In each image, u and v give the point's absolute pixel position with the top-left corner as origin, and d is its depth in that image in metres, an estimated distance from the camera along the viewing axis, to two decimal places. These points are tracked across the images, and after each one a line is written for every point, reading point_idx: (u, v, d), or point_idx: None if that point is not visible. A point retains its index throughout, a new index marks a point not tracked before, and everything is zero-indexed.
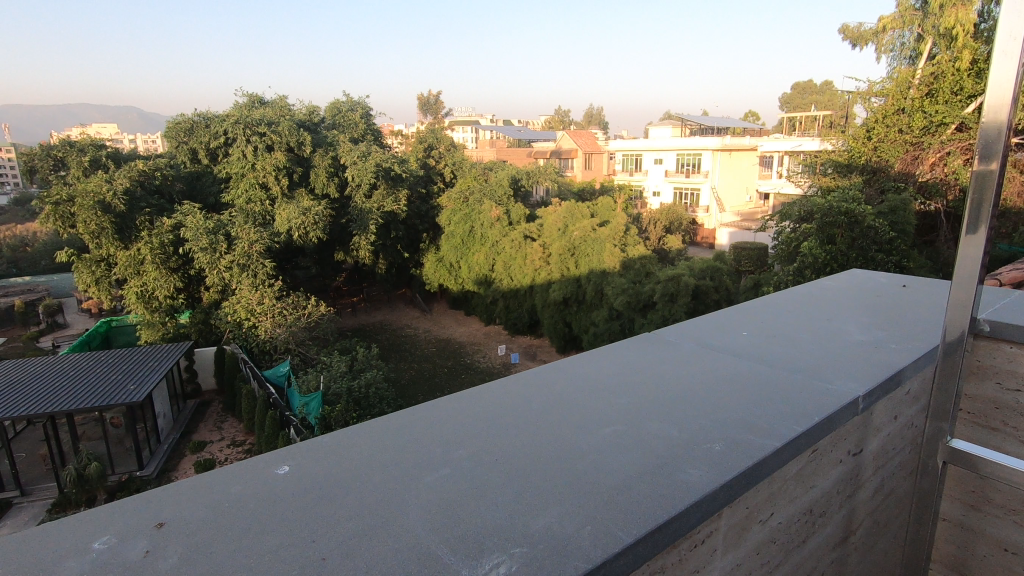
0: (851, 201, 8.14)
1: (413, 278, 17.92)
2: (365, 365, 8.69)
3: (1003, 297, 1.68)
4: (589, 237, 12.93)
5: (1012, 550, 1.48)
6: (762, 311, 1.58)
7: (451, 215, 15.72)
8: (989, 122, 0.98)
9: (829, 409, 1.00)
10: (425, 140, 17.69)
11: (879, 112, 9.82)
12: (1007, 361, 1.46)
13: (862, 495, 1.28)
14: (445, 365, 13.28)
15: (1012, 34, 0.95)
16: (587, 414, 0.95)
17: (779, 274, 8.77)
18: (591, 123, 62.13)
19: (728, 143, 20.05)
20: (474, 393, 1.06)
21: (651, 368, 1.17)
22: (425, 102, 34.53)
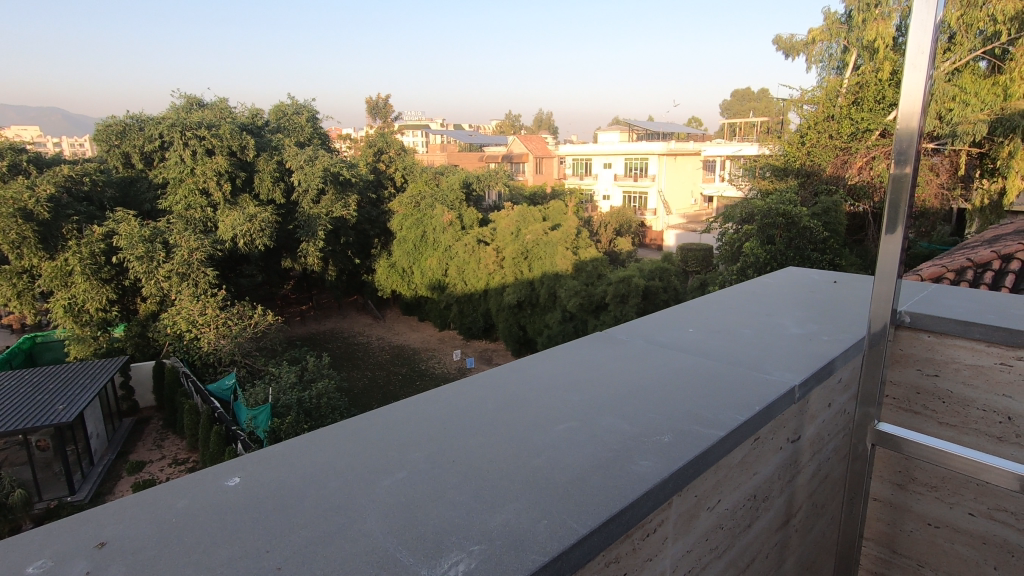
0: (788, 204, 8.60)
1: (364, 285, 17.60)
2: (315, 374, 8.49)
3: (920, 290, 1.83)
4: (541, 240, 13.14)
5: (934, 523, 1.61)
6: (706, 309, 1.65)
7: (402, 220, 15.58)
8: (901, 128, 1.07)
9: (767, 398, 1.06)
10: (374, 144, 17.44)
11: (811, 119, 10.43)
12: (924, 348, 1.58)
13: (801, 479, 1.36)
14: (399, 372, 13.12)
15: (919, 48, 1.04)
16: (542, 411, 0.98)
17: (724, 274, 9.12)
18: (541, 128, 62.93)
19: (673, 148, 20.85)
20: (429, 396, 1.06)
21: (602, 365, 1.20)
22: (373, 105, 33.94)
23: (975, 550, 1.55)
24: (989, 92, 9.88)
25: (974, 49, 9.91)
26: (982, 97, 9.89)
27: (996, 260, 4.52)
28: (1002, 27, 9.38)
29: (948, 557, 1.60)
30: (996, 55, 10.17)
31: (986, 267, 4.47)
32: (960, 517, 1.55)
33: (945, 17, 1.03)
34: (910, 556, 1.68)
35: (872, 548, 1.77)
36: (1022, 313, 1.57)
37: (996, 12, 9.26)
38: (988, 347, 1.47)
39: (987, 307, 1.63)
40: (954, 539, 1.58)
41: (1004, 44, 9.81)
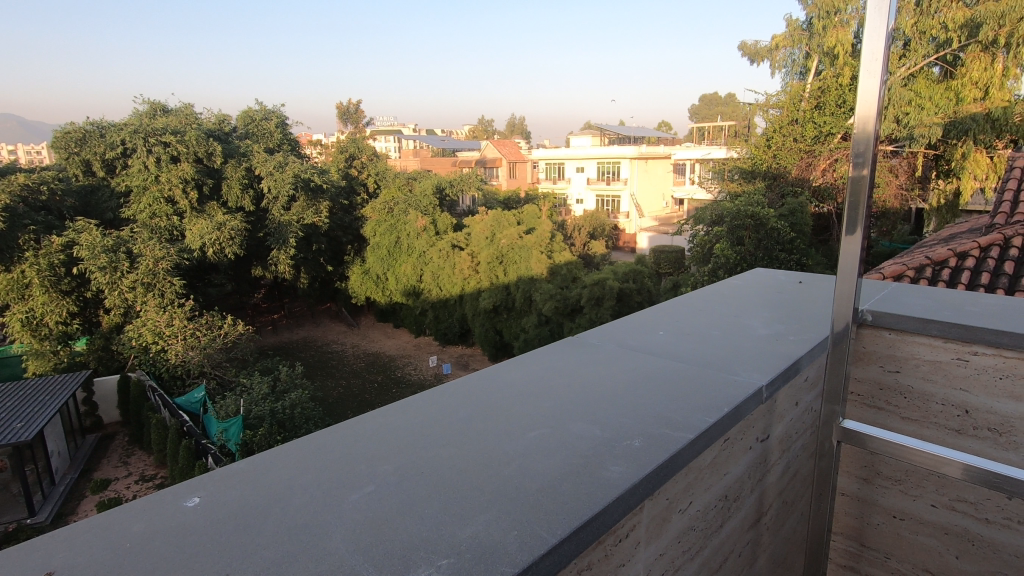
0: (756, 205, 8.81)
1: (338, 292, 17.37)
2: (288, 385, 8.34)
3: (881, 288, 1.88)
4: (515, 244, 13.16)
5: (899, 516, 1.65)
6: (677, 311, 1.68)
7: (375, 226, 15.43)
8: (859, 131, 1.10)
9: (735, 399, 1.07)
10: (346, 149, 17.25)
11: (775, 123, 10.71)
12: (886, 345, 1.63)
13: (772, 478, 1.38)
14: (375, 380, 12.97)
15: (873, 55, 1.07)
16: (513, 418, 0.97)
17: (696, 275, 9.29)
18: (514, 133, 63.16)
19: (644, 151, 21.17)
20: (400, 406, 1.05)
21: (574, 370, 1.20)
22: (345, 110, 33.51)
23: (938, 540, 1.60)
24: (943, 96, 10.31)
25: (928, 54, 10.46)
26: (936, 101, 10.32)
27: (953, 257, 4.67)
28: (953, 35, 9.93)
29: (913, 548, 1.65)
30: (949, 61, 10.57)
31: (944, 265, 4.62)
32: (923, 509, 1.60)
33: (896, 24, 1.06)
34: (877, 549, 1.72)
35: (841, 542, 1.81)
36: (976, 309, 1.63)
37: (946, 21, 9.82)
38: (946, 343, 1.52)
39: (945, 304, 1.68)
40: (918, 531, 1.62)
41: (956, 51, 10.29)
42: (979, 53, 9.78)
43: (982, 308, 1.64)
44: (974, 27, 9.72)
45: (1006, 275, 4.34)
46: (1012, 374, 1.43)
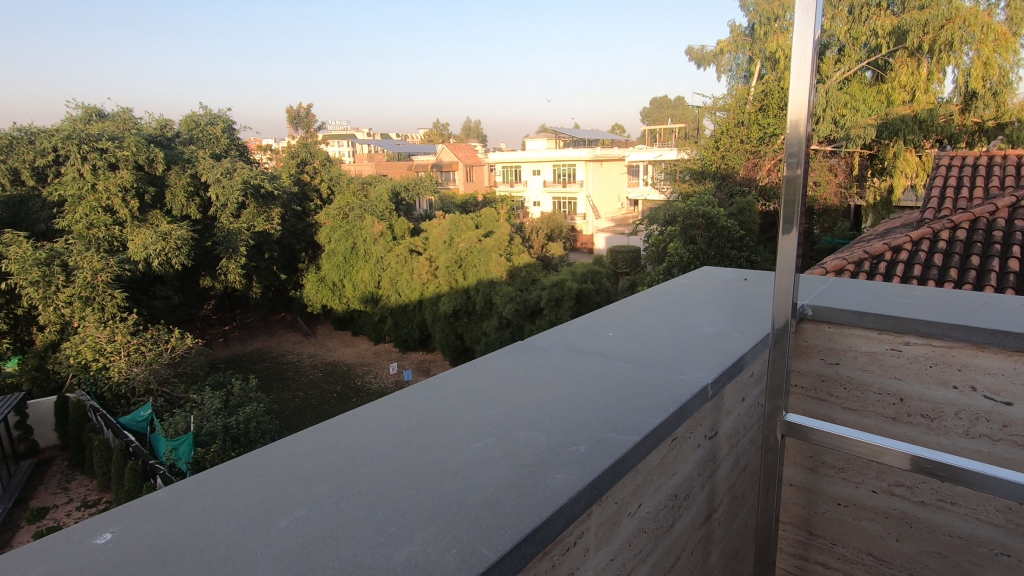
0: (707, 205, 9.08)
1: (292, 301, 16.90)
2: (242, 399, 8.08)
3: (819, 283, 1.95)
4: (474, 248, 13.09)
5: (844, 503, 1.71)
6: (625, 311, 1.69)
7: (330, 232, 15.09)
8: (791, 133, 1.12)
9: (681, 399, 1.08)
10: (297, 155, 16.57)
11: (722, 125, 11.07)
12: (826, 339, 1.68)
13: (721, 473, 1.40)
14: (334, 390, 12.68)
15: (802, 59, 1.09)
16: (457, 430, 0.94)
17: (652, 274, 9.50)
18: (469, 137, 63.05)
19: (598, 154, 21.52)
20: (339, 421, 1.00)
21: (522, 376, 1.18)
22: (295, 114, 32.50)
23: (879, 524, 1.66)
24: (875, 98, 10.94)
25: (861, 59, 11.00)
26: (869, 103, 10.93)
27: (888, 251, 4.90)
28: (883, 41, 10.56)
29: (856, 533, 1.70)
30: (879, 66, 11.21)
31: (881, 259, 4.85)
32: (865, 495, 1.66)
33: (821, 31, 1.09)
34: (825, 536, 1.78)
35: (790, 532, 1.85)
36: (907, 301, 1.70)
37: (876, 28, 10.46)
38: (881, 335, 1.58)
39: (879, 297, 1.75)
40: (861, 516, 1.68)
41: (885, 56, 10.92)
42: (906, 59, 10.46)
43: (913, 299, 1.72)
44: (901, 33, 10.38)
45: (936, 266, 4.61)
46: (942, 362, 1.50)
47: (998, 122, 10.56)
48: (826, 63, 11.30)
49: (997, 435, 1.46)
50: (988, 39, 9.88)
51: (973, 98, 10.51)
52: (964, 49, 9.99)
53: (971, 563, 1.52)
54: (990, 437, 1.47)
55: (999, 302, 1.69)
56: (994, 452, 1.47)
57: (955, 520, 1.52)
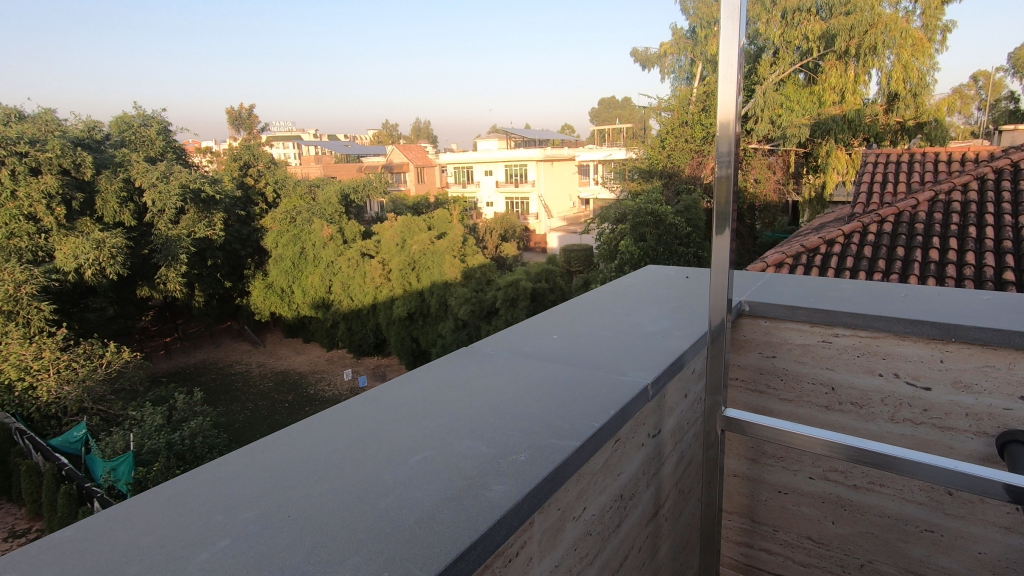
0: (655, 203, 9.35)
1: (239, 309, 16.28)
2: (186, 414, 7.76)
3: (756, 280, 2.02)
4: (427, 250, 12.97)
5: (783, 490, 1.77)
6: (571, 313, 1.70)
7: (277, 237, 14.53)
8: (721, 135, 1.15)
9: (623, 400, 1.08)
10: (239, 157, 16.01)
11: (668, 125, 11.41)
12: (763, 333, 1.74)
13: (666, 470, 1.42)
14: (285, 400, 12.36)
15: (729, 64, 1.11)
16: (397, 443, 0.92)
17: (604, 272, 9.71)
18: (419, 138, 62.24)
19: (549, 154, 21.76)
20: (273, 441, 0.96)
21: (465, 384, 1.17)
22: (236, 115, 31.15)
23: (816, 509, 1.73)
24: (809, 99, 11.44)
25: (794, 62, 11.51)
26: (803, 104, 11.42)
27: (823, 245, 5.17)
28: (813, 45, 11.10)
29: (797, 519, 1.77)
30: (811, 68, 11.77)
31: (816, 252, 5.11)
32: (803, 481, 1.72)
33: (747, 34, 1.11)
34: (767, 523, 1.84)
35: (735, 521, 1.91)
36: (836, 294, 1.79)
37: (807, 32, 10.98)
38: (813, 327, 1.65)
39: (811, 291, 1.83)
40: (800, 502, 1.75)
41: (816, 59, 11.48)
42: (835, 62, 11.01)
43: (840, 293, 1.81)
44: (830, 37, 10.94)
45: (866, 258, 4.89)
46: (868, 351, 1.59)
47: (917, 121, 11.37)
48: (762, 65, 11.79)
49: (919, 419, 1.55)
50: (906, 44, 10.59)
51: (895, 99, 11.21)
52: (885, 53, 10.64)
53: (903, 540, 1.60)
54: (913, 421, 1.56)
55: (918, 292, 1.80)
56: (917, 435, 1.56)
57: (884, 501, 1.61)
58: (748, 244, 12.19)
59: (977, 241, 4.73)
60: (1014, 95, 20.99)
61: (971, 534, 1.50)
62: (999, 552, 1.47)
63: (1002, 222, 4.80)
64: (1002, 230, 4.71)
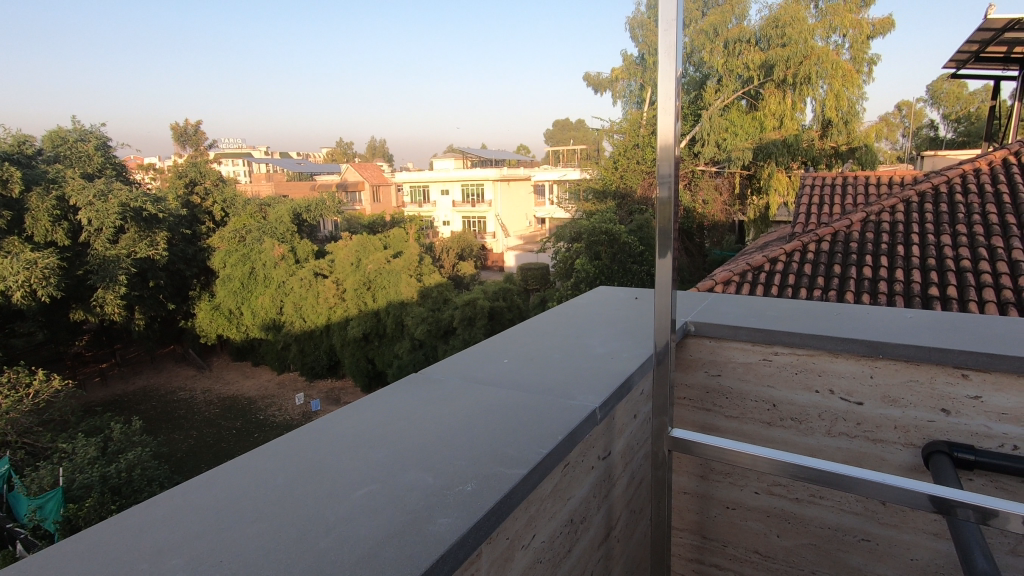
0: (609, 222, 9.59)
1: (184, 332, 15.57)
2: (124, 445, 7.38)
3: (701, 300, 2.09)
4: (383, 269, 12.80)
5: (731, 506, 1.82)
6: (523, 336, 1.72)
7: (225, 256, 14.13)
8: (662, 158, 1.14)
9: (571, 424, 1.08)
10: (185, 174, 15.39)
11: (620, 147, 11.79)
12: (708, 352, 1.80)
13: (617, 491, 1.44)
14: (233, 427, 12.00)
15: (668, 95, 1.10)
16: (341, 476, 0.90)
17: (560, 290, 9.88)
18: (375, 157, 61.73)
19: (505, 174, 22.02)
20: (213, 476, 0.93)
21: (415, 412, 1.16)
22: (181, 131, 30.06)
23: (762, 523, 1.78)
24: (751, 125, 12.11)
25: (736, 89, 12.11)
26: (746, 129, 12.11)
27: (767, 263, 5.41)
28: (754, 74, 11.72)
29: (745, 533, 1.82)
30: (752, 96, 12.40)
31: (761, 270, 5.35)
32: (750, 497, 1.77)
33: (682, 67, 1.10)
34: (717, 539, 1.88)
35: (687, 538, 1.94)
36: (774, 314, 1.87)
37: (748, 62, 11.58)
38: (753, 346, 1.72)
39: (751, 311, 1.91)
40: (747, 516, 1.80)
41: (757, 87, 12.12)
42: (774, 90, 11.68)
43: (778, 312, 1.89)
44: (769, 67, 11.62)
45: (806, 275, 5.14)
46: (805, 368, 1.66)
47: (850, 146, 12.14)
48: (708, 91, 12.34)
49: (853, 432, 1.63)
50: (837, 75, 11.30)
51: (829, 126, 11.94)
52: (819, 83, 11.38)
53: (841, 550, 1.67)
54: (848, 433, 1.63)
55: (847, 310, 1.91)
56: (852, 448, 1.63)
57: (824, 513, 1.66)
58: (698, 261, 12.59)
59: (905, 259, 5.05)
60: (934, 124, 22.70)
61: (903, 541, 1.58)
62: (928, 557, 1.55)
63: (926, 241, 5.14)
64: (926, 249, 5.04)
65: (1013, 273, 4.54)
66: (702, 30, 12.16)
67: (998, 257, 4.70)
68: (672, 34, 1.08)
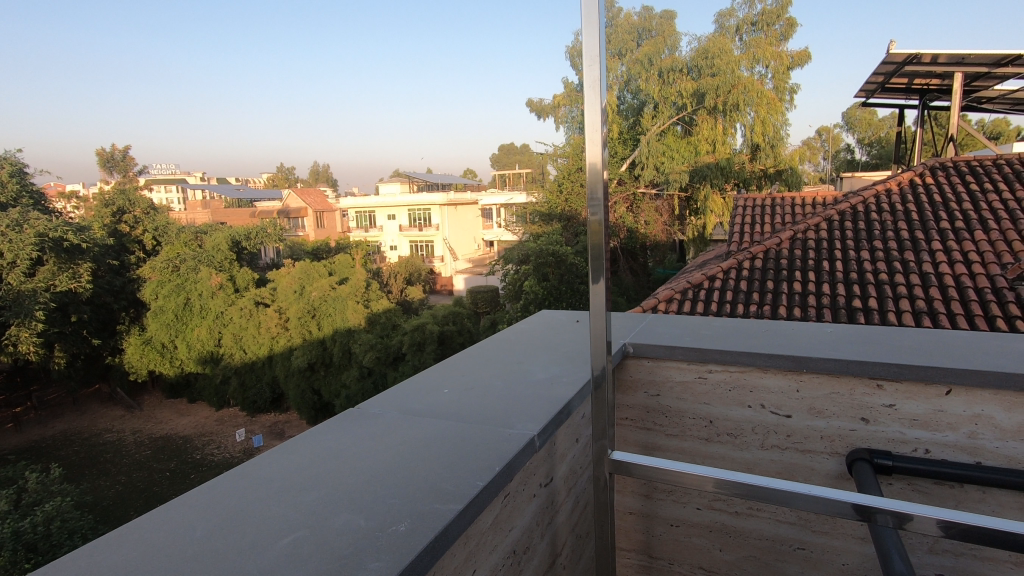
0: (555, 244, 9.82)
1: (110, 370, 14.58)
2: (40, 496, 6.76)
3: (639, 322, 2.14)
4: (328, 296, 12.46)
5: (675, 524, 1.85)
6: (463, 365, 1.70)
7: (157, 288, 13.39)
8: (591, 182, 1.12)
9: (509, 454, 1.07)
10: (112, 202, 14.62)
11: (565, 170, 12.10)
12: (647, 372, 1.84)
13: (561, 516, 1.44)
14: (166, 469, 11.38)
15: (594, 126, 1.09)
16: (265, 525, 0.86)
17: (510, 312, 9.97)
18: (319, 181, 60.43)
19: (452, 198, 22.12)
20: (129, 530, 0.87)
21: (350, 450, 1.12)
22: (107, 156, 28.46)
23: (705, 538, 1.81)
24: (687, 149, 12.73)
25: (671, 116, 12.78)
26: (682, 153, 12.73)
27: (706, 280, 5.63)
28: (687, 101, 12.45)
29: (688, 550, 1.84)
30: (686, 122, 13.06)
31: (700, 287, 5.57)
32: (691, 513, 1.81)
33: (608, 101, 1.09)
34: (662, 557, 1.90)
35: (634, 558, 1.95)
36: (709, 334, 1.93)
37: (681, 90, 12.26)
38: (689, 365, 1.78)
39: (686, 331, 1.97)
40: (691, 533, 1.83)
41: (690, 114, 12.79)
42: (706, 116, 12.36)
43: (712, 331, 1.96)
44: (700, 95, 12.33)
45: (742, 291, 5.39)
46: (738, 385, 1.73)
47: (777, 169, 12.76)
48: (645, 117, 12.98)
49: (784, 444, 1.69)
50: (762, 102, 12.05)
51: (757, 150, 12.64)
52: (746, 110, 12.13)
53: (780, 560, 1.72)
54: (780, 446, 1.70)
55: (775, 328, 2.00)
56: (783, 459, 1.70)
57: (762, 524, 1.72)
58: (642, 280, 13.08)
59: (830, 273, 5.37)
60: (850, 147, 24.62)
61: (834, 547, 1.64)
62: (857, 561, 1.62)
63: (848, 256, 5.51)
64: (848, 263, 5.39)
65: (925, 284, 4.89)
66: (638, 60, 13.03)
67: (911, 270, 5.07)
68: (596, 69, 1.06)
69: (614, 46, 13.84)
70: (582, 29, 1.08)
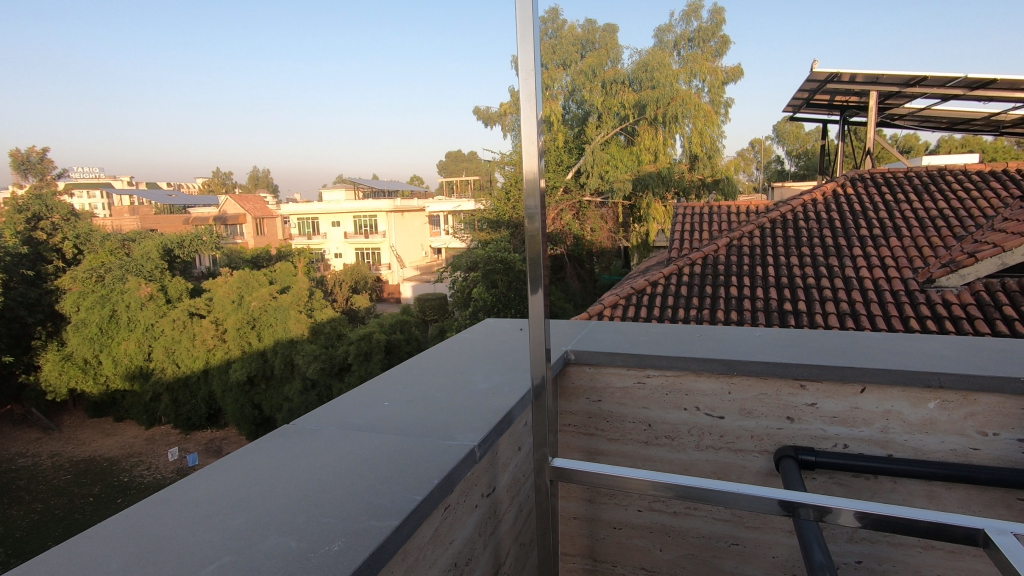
0: (504, 251, 9.90)
1: (25, 389, 13.52)
2: None
3: (581, 329, 2.18)
4: (269, 305, 12.02)
5: (617, 526, 1.89)
6: (405, 377, 1.67)
7: (78, 300, 12.51)
8: (528, 192, 1.14)
9: (447, 467, 1.06)
10: (26, 208, 13.77)
11: (512, 178, 12.23)
12: (588, 378, 1.88)
13: (504, 526, 1.44)
14: (89, 494, 10.68)
15: (530, 136, 1.10)
16: (191, 549, 0.82)
17: (459, 319, 9.97)
18: (257, 187, 58.24)
19: (399, 205, 21.89)
20: (43, 559, 0.82)
21: (286, 467, 1.09)
22: (21, 158, 26.30)
23: (646, 539, 1.86)
24: (630, 159, 13.11)
25: (614, 126, 13.13)
26: (625, 162, 13.11)
27: (649, 286, 5.82)
28: (629, 112, 12.88)
29: (631, 551, 1.89)
30: (628, 132, 13.47)
31: (643, 292, 5.76)
32: (632, 515, 1.86)
33: (544, 114, 1.11)
34: (606, 561, 1.93)
35: (578, 563, 1.98)
36: (647, 339, 1.99)
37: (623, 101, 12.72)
38: (629, 370, 1.83)
39: (626, 337, 2.02)
40: (633, 535, 1.87)
41: (632, 125, 13.21)
42: (647, 127, 12.81)
43: (651, 337, 2.03)
44: (641, 106, 12.81)
45: (682, 296, 5.59)
46: (674, 389, 1.79)
47: (714, 178, 13.29)
48: (589, 127, 13.23)
49: (718, 444, 1.76)
50: (699, 115, 12.62)
51: (696, 160, 13.18)
52: (684, 121, 12.65)
53: (717, 557, 1.78)
54: (713, 446, 1.77)
55: (710, 333, 2.08)
56: (717, 459, 1.77)
57: (698, 522, 1.78)
58: (589, 287, 13.36)
59: (762, 278, 5.66)
60: (779, 159, 26.17)
61: (764, 540, 1.72)
62: (786, 553, 1.71)
63: (778, 262, 5.82)
64: (778, 269, 5.71)
65: (846, 288, 5.23)
66: (582, 71, 13.32)
67: (835, 275, 5.41)
68: (531, 82, 1.07)
69: (558, 57, 14.04)
70: (518, 45, 1.09)
